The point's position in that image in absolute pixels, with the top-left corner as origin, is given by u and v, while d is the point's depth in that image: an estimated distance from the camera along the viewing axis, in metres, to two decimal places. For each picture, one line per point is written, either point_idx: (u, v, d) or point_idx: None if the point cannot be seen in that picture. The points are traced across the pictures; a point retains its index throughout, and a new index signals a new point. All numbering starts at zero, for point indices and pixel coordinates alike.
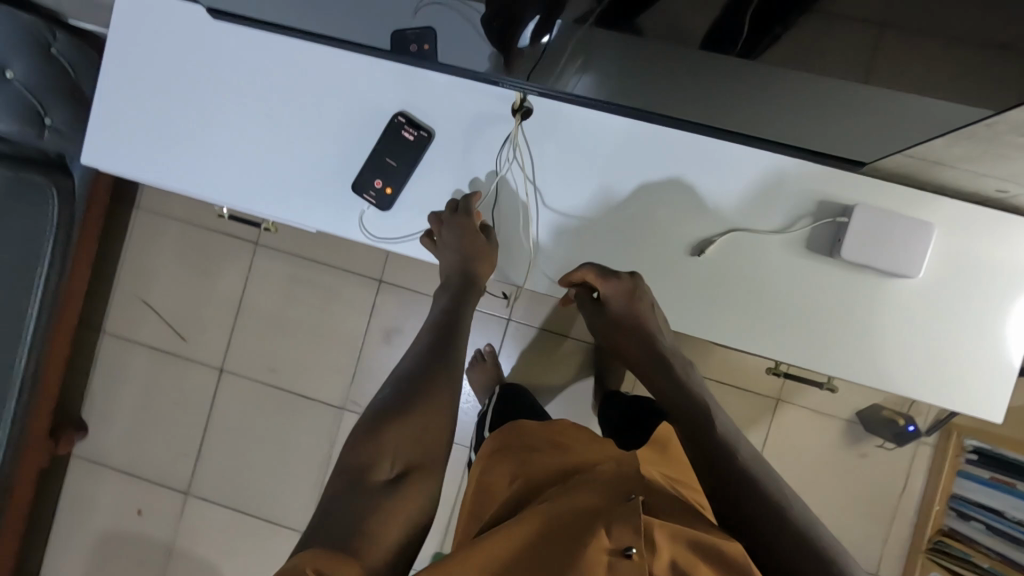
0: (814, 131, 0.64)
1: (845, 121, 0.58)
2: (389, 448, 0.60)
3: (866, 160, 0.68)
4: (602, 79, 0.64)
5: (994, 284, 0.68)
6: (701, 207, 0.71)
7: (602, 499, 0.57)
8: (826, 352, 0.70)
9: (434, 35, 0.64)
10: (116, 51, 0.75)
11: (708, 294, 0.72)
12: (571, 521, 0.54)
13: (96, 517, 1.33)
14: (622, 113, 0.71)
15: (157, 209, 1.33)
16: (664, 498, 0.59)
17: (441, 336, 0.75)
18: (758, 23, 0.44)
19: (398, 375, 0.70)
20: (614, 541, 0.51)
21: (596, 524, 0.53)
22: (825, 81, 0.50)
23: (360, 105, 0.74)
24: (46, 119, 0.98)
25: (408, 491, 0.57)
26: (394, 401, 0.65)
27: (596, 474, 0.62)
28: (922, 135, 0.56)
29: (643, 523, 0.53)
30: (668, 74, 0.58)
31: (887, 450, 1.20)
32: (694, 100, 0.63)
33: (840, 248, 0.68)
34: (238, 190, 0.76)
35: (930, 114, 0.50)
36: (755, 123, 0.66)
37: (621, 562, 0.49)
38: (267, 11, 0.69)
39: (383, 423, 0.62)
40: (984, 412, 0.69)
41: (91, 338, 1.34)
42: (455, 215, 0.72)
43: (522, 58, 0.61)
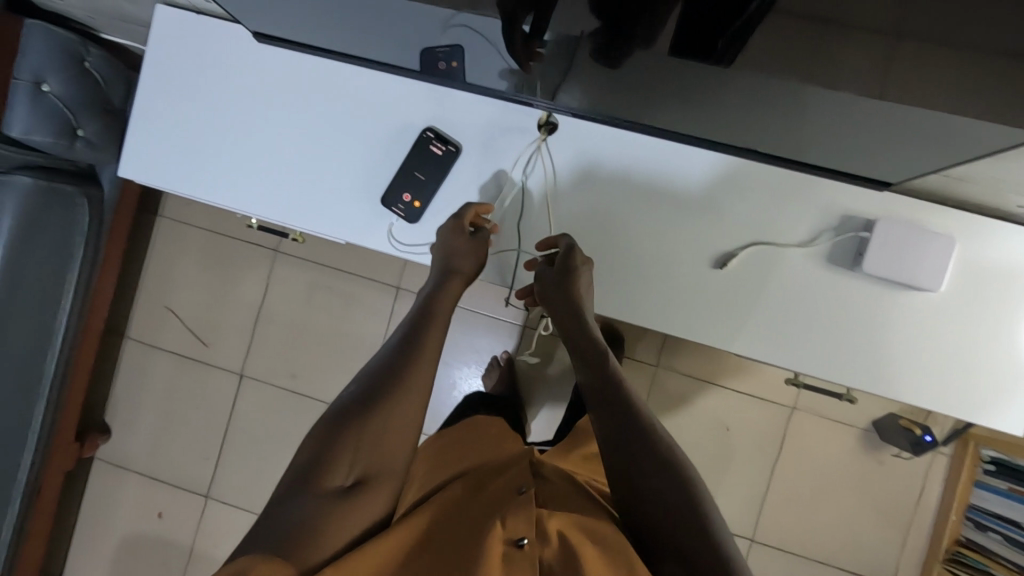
0: (837, 150, 0.65)
1: (861, 138, 0.58)
2: (349, 454, 0.53)
3: (893, 181, 0.68)
4: (616, 92, 0.64)
5: (1015, 298, 0.68)
6: (724, 221, 0.72)
7: (496, 493, 0.63)
8: (850, 365, 0.71)
9: (463, 52, 0.65)
10: (154, 68, 0.78)
11: (730, 307, 0.73)
12: (469, 512, 0.60)
13: (119, 520, 1.35)
14: (643, 130, 0.72)
15: (180, 216, 1.36)
16: (553, 493, 0.66)
17: (422, 325, 0.66)
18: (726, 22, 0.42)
19: (370, 370, 0.61)
20: (508, 531, 0.57)
21: (490, 514, 0.59)
22: (854, 104, 0.51)
23: (387, 119, 0.76)
24: (79, 130, 1.00)
25: (361, 503, 0.52)
26: (361, 400, 0.57)
27: (500, 471, 0.68)
28: (948, 157, 0.56)
29: (532, 515, 0.60)
30: (685, 92, 0.58)
31: (903, 459, 1.20)
32: (714, 119, 0.64)
33: (861, 262, 0.69)
34: (271, 202, 0.78)
35: (955, 144, 0.51)
36: (777, 143, 0.67)
37: (512, 551, 0.56)
38: (300, 34, 0.71)
39: (345, 424, 0.55)
40: (1007, 424, 0.69)
41: (115, 344, 1.37)
42: (450, 219, 0.73)
43: (543, 72, 0.62)
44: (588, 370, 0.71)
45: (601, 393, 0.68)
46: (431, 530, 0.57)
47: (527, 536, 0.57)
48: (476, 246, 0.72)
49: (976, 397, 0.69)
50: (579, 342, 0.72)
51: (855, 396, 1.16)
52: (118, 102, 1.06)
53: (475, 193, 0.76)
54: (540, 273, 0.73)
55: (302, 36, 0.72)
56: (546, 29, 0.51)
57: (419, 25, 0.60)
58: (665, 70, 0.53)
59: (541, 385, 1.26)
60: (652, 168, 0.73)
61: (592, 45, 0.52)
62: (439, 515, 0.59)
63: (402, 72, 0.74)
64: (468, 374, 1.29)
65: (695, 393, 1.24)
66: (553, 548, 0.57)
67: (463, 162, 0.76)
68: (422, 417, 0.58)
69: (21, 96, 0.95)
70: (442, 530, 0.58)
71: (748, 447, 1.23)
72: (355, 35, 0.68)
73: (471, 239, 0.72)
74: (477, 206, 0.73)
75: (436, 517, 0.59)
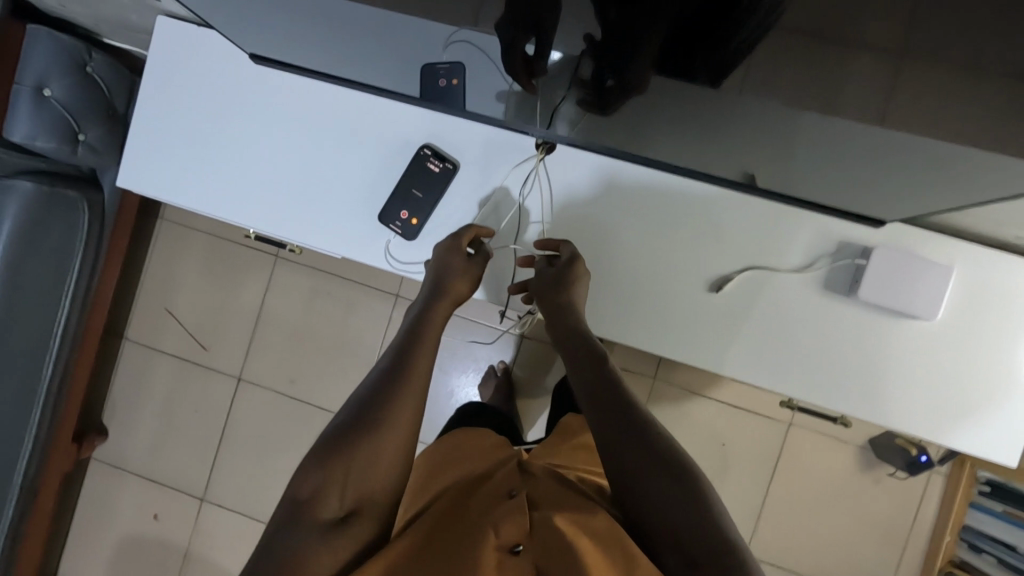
0: (837, 189, 0.64)
1: (860, 176, 0.58)
2: (340, 480, 0.53)
3: (888, 218, 0.69)
4: (619, 121, 0.61)
5: (1007, 330, 0.69)
6: (722, 246, 0.73)
7: (486, 499, 0.61)
8: (846, 394, 0.71)
9: (463, 69, 0.61)
10: (156, 80, 0.78)
11: (726, 330, 0.72)
12: (460, 520, 0.58)
13: (115, 520, 1.35)
14: (638, 162, 0.73)
15: (181, 219, 1.36)
16: (548, 488, 0.62)
17: (413, 342, 0.65)
18: (711, 42, 0.40)
19: (359, 392, 0.61)
20: (501, 539, 0.54)
21: (481, 520, 0.57)
22: (845, 145, 0.51)
23: (386, 136, 0.76)
24: (80, 135, 1.00)
25: (353, 528, 0.53)
26: (351, 425, 0.56)
27: (489, 477, 0.66)
28: (945, 198, 0.56)
29: (525, 518, 0.57)
30: (683, 115, 0.55)
31: (898, 478, 1.20)
32: (709, 153, 0.64)
33: (858, 290, 0.69)
34: (267, 216, 0.78)
35: (958, 184, 0.51)
36: (773, 176, 0.67)
37: (508, 560, 0.53)
38: (300, 55, 0.70)
39: (334, 451, 0.55)
40: (997, 454, 0.70)
41: (115, 345, 1.38)
42: (446, 238, 0.73)
43: (539, 95, 0.59)
44: (582, 365, 0.67)
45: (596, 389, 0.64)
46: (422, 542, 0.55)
47: (523, 541, 0.54)
48: (476, 264, 0.73)
49: (967, 426, 0.70)
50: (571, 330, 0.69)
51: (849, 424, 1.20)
52: (121, 105, 1.05)
53: (473, 211, 0.76)
54: (539, 273, 0.73)
55: (308, 61, 0.72)
56: (549, 51, 0.48)
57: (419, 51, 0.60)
58: (664, 104, 0.54)
59: (538, 394, 1.27)
60: (649, 191, 0.73)
61: (581, 92, 0.56)
62: (432, 527, 0.57)
63: (406, 99, 0.75)
64: (466, 382, 1.29)
65: (692, 407, 1.23)
66: (549, 549, 0.53)
67: (460, 180, 0.76)
68: (413, 439, 0.58)
69: (24, 101, 0.95)
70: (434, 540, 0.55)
71: (744, 462, 1.23)
72: (358, 61, 0.67)
73: (473, 259, 0.73)
74: (476, 228, 0.73)
75: (425, 529, 0.57)
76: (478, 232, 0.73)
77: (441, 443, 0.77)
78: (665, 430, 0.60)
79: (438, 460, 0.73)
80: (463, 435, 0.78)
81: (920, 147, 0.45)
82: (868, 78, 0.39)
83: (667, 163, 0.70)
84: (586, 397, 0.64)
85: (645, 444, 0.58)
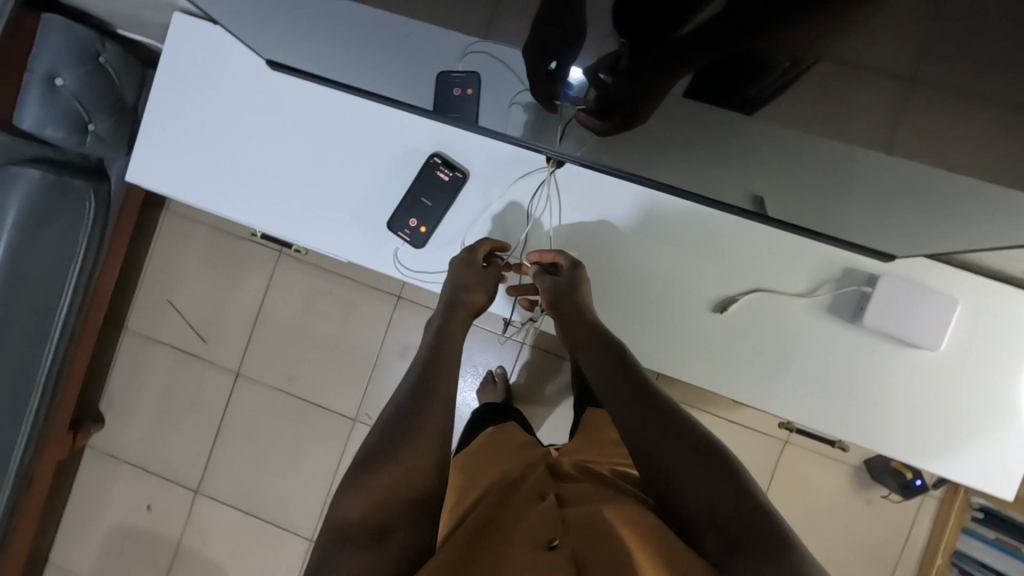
0: (856, 226, 0.64)
1: (877, 214, 0.59)
2: (378, 492, 0.53)
3: (895, 256, 0.70)
4: (647, 144, 0.61)
5: (1006, 362, 0.70)
6: (728, 267, 0.74)
7: (520, 504, 0.59)
8: (846, 419, 0.73)
9: (479, 80, 0.57)
10: (168, 76, 0.78)
11: (728, 350, 0.74)
12: (494, 526, 0.55)
13: (108, 509, 1.35)
14: (651, 185, 0.73)
15: (186, 212, 1.36)
16: (581, 489, 0.61)
17: (438, 360, 0.68)
18: (758, 67, 0.40)
19: (387, 412, 0.61)
20: (537, 537, 0.51)
21: (515, 526, 0.54)
22: (855, 179, 0.51)
23: (397, 144, 0.76)
24: (90, 125, 1.00)
25: (393, 539, 0.50)
26: (385, 444, 0.57)
27: (521, 482, 0.65)
28: (957, 235, 0.56)
29: (559, 514, 0.54)
30: (715, 143, 0.54)
31: (892, 500, 1.20)
32: (722, 180, 0.64)
33: (863, 317, 0.70)
34: (276, 218, 0.78)
35: (971, 220, 0.51)
36: (793, 211, 0.66)
37: (544, 554, 0.49)
38: (310, 63, 0.70)
39: (369, 466, 0.55)
40: (992, 484, 0.71)
41: (114, 335, 1.37)
42: (461, 253, 0.75)
43: (565, 118, 0.58)
44: (596, 362, 0.69)
45: (613, 381, 0.67)
46: (458, 546, 0.52)
47: (559, 537, 0.51)
48: (493, 275, 0.74)
49: (962, 454, 0.71)
50: (579, 334, 0.71)
51: (847, 446, 1.20)
52: (130, 97, 1.06)
53: (481, 222, 0.77)
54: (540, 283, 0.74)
55: (320, 68, 0.70)
56: (573, 68, 0.47)
57: (435, 71, 0.60)
58: (691, 131, 0.54)
59: (536, 402, 1.27)
60: (658, 210, 0.74)
61: (598, 122, 0.57)
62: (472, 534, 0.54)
63: (418, 111, 0.74)
64: (463, 386, 1.29)
65: None
66: (588, 541, 0.50)
67: (469, 192, 0.77)
68: (442, 450, 0.58)
69: (34, 91, 0.95)
70: (472, 545, 0.52)
71: None
72: (375, 73, 0.66)
73: (488, 273, 0.74)
74: (490, 242, 0.74)
75: (462, 534, 0.54)
76: (492, 246, 0.74)
77: (467, 455, 0.77)
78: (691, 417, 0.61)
79: (472, 466, 0.73)
80: (485, 441, 0.79)
81: (938, 179, 0.45)
82: (889, 108, 0.39)
83: (678, 187, 0.70)
84: (606, 389, 0.67)
85: (675, 432, 0.58)
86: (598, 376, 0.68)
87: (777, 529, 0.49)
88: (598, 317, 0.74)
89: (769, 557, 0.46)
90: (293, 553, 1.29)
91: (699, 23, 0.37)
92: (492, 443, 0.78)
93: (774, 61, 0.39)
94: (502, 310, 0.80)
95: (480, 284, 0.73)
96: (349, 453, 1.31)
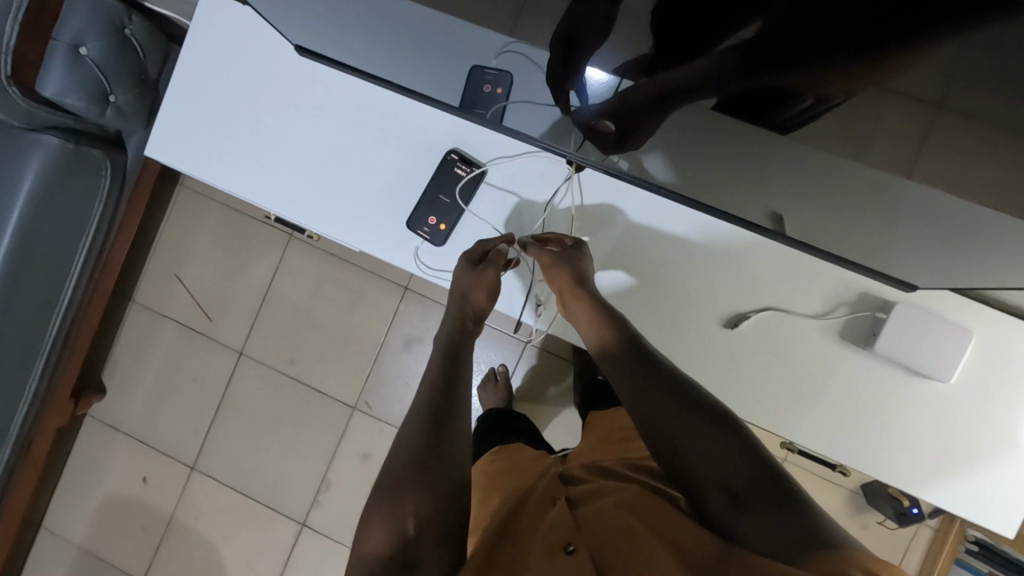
0: (882, 254, 0.62)
1: (903, 244, 0.58)
2: (402, 520, 0.55)
3: (919, 285, 0.67)
4: (673, 160, 0.61)
5: (1011, 398, 0.70)
6: (742, 284, 0.74)
7: (535, 508, 0.62)
8: (849, 445, 0.73)
9: (511, 80, 0.56)
10: (194, 53, 0.77)
11: (735, 366, 0.74)
12: (514, 535, 0.58)
13: (105, 479, 1.36)
14: (679, 200, 0.71)
15: (200, 188, 1.36)
16: (590, 488, 0.63)
17: (449, 364, 0.71)
18: (798, 93, 0.41)
19: (404, 432, 0.62)
20: (554, 542, 0.54)
21: (532, 535, 0.57)
22: (884, 207, 0.50)
23: (418, 136, 0.76)
24: (110, 96, 1.02)
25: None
26: (409, 458, 0.59)
27: (534, 490, 0.67)
28: (988, 270, 0.55)
29: (572, 519, 0.57)
30: (743, 163, 0.54)
31: (886, 526, 1.20)
32: (744, 200, 0.64)
33: (874, 343, 0.70)
34: (295, 204, 0.78)
35: (993, 256, 0.50)
36: (816, 238, 0.65)
37: (563, 559, 0.52)
38: (332, 46, 0.67)
39: (388, 493, 0.56)
40: (991, 519, 0.71)
41: (121, 306, 1.38)
42: (472, 254, 0.75)
43: (595, 136, 0.60)
44: (609, 350, 0.69)
45: (630, 361, 0.67)
46: (481, 561, 0.54)
47: (574, 540, 0.54)
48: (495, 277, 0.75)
49: (962, 487, 0.72)
50: (589, 321, 0.71)
51: (846, 470, 1.19)
52: (152, 72, 1.08)
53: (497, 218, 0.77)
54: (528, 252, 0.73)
55: (347, 55, 0.67)
56: (609, 71, 0.46)
57: (467, 65, 0.57)
58: (718, 150, 0.54)
59: (536, 404, 1.27)
60: (676, 223, 0.74)
61: (597, 138, 0.61)
62: (495, 543, 0.57)
63: (444, 106, 0.71)
64: None
65: None
66: (603, 542, 0.53)
67: (488, 190, 0.77)
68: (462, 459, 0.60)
69: (59, 59, 0.97)
70: (494, 556, 0.55)
71: None
72: (404, 64, 0.62)
73: (489, 270, 0.73)
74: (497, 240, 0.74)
75: (483, 546, 0.57)
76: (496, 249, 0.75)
77: (488, 470, 0.80)
78: (704, 393, 0.63)
79: (491, 482, 0.76)
80: (501, 461, 0.82)
81: (965, 214, 0.44)
82: (915, 131, 0.39)
83: (702, 204, 0.69)
84: (620, 376, 0.67)
85: (691, 412, 0.60)
86: (610, 366, 0.68)
87: (784, 488, 0.53)
88: (609, 301, 0.74)
89: (779, 520, 0.50)
90: (285, 535, 1.30)
91: (739, 50, 0.39)
92: (508, 461, 0.81)
93: (806, 92, 0.40)
94: (511, 309, 0.79)
95: (492, 288, 0.74)
96: (346, 440, 1.31)
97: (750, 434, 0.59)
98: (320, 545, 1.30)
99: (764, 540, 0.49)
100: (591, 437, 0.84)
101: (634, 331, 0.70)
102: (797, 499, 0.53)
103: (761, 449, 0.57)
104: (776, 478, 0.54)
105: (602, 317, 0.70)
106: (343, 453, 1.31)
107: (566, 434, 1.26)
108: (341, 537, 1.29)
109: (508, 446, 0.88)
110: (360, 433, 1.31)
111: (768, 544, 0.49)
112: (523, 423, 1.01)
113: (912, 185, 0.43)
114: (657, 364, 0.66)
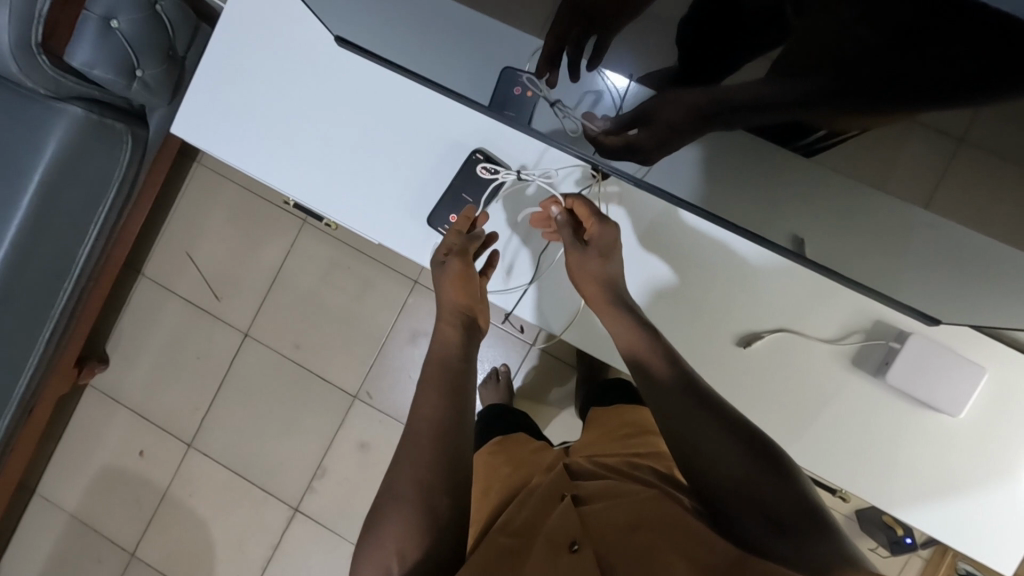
0: (907, 286, 0.62)
1: (926, 278, 0.57)
2: (412, 504, 0.57)
3: (942, 319, 0.67)
4: (702, 179, 0.60)
5: (1012, 434, 0.71)
6: (757, 304, 0.74)
7: (542, 504, 0.62)
8: (844, 466, 0.74)
9: (540, 84, 0.55)
10: (227, 33, 0.77)
11: (743, 384, 0.75)
12: (521, 529, 0.58)
13: (102, 449, 1.37)
14: (704, 215, 0.69)
15: (217, 168, 1.37)
16: (599, 487, 0.63)
17: (463, 403, 0.66)
18: (827, 110, 0.40)
19: (416, 460, 0.60)
20: (559, 540, 0.54)
21: (539, 532, 0.57)
22: (911, 240, 0.50)
23: (443, 133, 0.77)
24: (138, 71, 1.01)
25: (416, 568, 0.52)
26: (404, 446, 0.62)
27: (542, 484, 0.68)
28: (1007, 312, 0.55)
29: (578, 517, 0.57)
30: (767, 185, 0.54)
31: (879, 554, 1.19)
32: (765, 221, 0.63)
33: (886, 372, 0.71)
34: (316, 192, 0.79)
35: (1018, 300, 0.50)
36: (838, 263, 0.65)
37: (566, 558, 0.52)
38: (363, 35, 0.67)
39: (399, 486, 0.58)
40: (979, 550, 0.72)
41: (130, 279, 1.38)
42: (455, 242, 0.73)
43: (629, 145, 0.59)
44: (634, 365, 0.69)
45: (656, 374, 0.66)
46: (488, 552, 0.55)
47: (580, 539, 0.54)
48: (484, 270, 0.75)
49: (954, 516, 0.72)
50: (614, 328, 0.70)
51: (845, 496, 1.19)
52: (181, 48, 1.09)
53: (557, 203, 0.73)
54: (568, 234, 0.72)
55: (379, 47, 0.67)
56: (633, 73, 0.47)
57: (500, 67, 0.56)
58: (750, 173, 0.54)
59: (535, 406, 1.27)
60: (699, 238, 0.74)
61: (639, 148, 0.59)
62: (504, 537, 0.58)
63: (475, 105, 0.70)
64: None
65: None
66: (607, 543, 0.53)
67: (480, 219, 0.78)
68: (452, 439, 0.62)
69: (89, 29, 0.97)
70: (500, 548, 0.56)
71: None
72: (434, 59, 0.62)
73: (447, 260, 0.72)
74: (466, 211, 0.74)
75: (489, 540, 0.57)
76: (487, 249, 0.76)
77: (491, 460, 0.82)
78: (731, 410, 0.63)
79: (498, 473, 0.77)
80: (506, 452, 0.83)
81: (979, 250, 0.45)
82: (935, 165, 0.40)
83: (726, 221, 0.68)
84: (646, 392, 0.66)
85: (718, 425, 0.61)
86: (643, 378, 0.68)
87: (812, 508, 0.54)
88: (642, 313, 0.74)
89: (803, 544, 0.50)
90: (276, 517, 1.30)
91: (787, 75, 0.39)
92: (511, 453, 0.83)
93: (834, 113, 0.40)
94: (506, 305, 0.79)
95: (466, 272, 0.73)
96: (344, 428, 1.31)
97: (776, 450, 0.60)
98: (312, 531, 1.30)
99: (795, 556, 0.49)
100: (594, 434, 0.86)
101: (660, 338, 0.70)
102: (823, 519, 0.54)
103: (799, 478, 0.58)
104: (806, 496, 0.56)
105: (626, 325, 0.69)
106: (340, 441, 1.31)
107: (563, 438, 1.27)
108: (333, 525, 1.30)
109: (512, 435, 0.90)
110: (358, 423, 1.31)
111: (799, 561, 0.49)
112: (523, 421, 1.02)
113: (925, 215, 0.45)
114: (683, 376, 0.66)
